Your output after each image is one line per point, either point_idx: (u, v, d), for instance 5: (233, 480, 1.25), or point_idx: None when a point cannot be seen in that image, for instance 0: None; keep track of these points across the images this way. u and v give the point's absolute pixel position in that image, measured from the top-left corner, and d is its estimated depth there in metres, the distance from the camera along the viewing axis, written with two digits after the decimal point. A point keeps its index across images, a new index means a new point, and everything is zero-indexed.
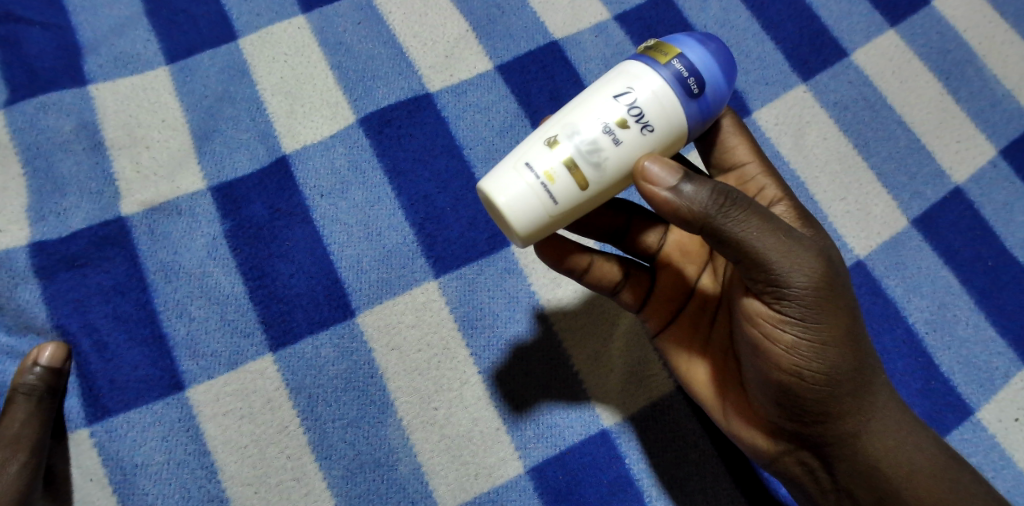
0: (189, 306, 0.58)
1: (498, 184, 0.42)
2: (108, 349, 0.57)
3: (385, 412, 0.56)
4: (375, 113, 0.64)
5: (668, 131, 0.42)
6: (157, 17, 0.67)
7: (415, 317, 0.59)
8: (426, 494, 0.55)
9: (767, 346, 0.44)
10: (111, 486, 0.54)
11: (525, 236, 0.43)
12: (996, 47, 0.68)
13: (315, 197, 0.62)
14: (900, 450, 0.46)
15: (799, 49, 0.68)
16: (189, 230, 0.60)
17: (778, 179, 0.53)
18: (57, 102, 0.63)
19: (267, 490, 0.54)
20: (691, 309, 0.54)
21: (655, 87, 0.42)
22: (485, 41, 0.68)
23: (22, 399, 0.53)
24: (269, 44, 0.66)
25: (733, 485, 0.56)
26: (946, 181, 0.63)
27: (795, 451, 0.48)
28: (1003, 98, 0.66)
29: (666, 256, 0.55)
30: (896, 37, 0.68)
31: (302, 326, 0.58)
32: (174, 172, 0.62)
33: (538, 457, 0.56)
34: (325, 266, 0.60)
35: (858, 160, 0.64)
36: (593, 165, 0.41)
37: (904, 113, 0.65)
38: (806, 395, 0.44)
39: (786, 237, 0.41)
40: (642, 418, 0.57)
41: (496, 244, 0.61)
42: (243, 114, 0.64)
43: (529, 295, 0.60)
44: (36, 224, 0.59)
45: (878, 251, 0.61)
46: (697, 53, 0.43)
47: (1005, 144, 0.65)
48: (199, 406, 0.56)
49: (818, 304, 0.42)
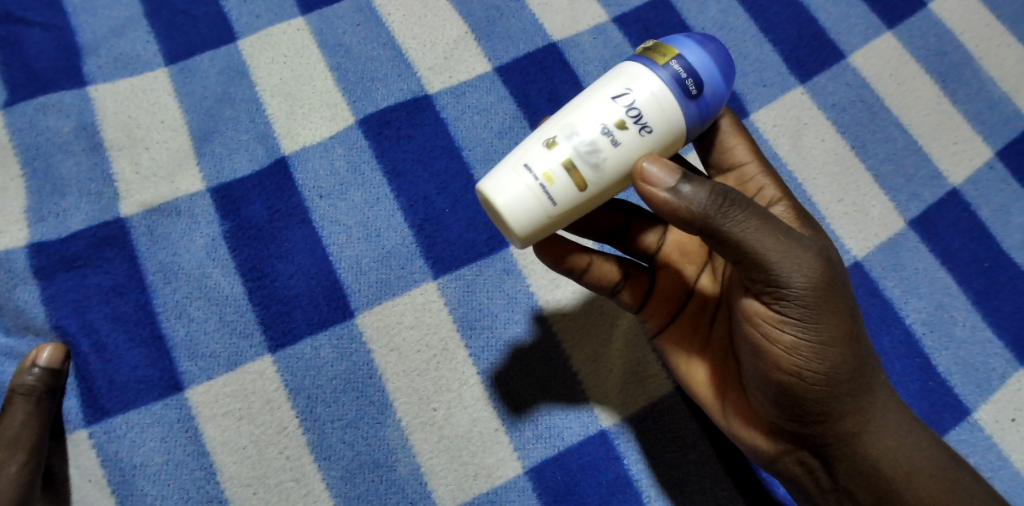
0: (189, 306, 0.58)
1: (497, 185, 0.42)
2: (107, 350, 0.57)
3: (385, 413, 0.56)
4: (375, 114, 0.65)
5: (667, 132, 0.42)
6: (157, 18, 0.67)
7: (414, 317, 0.59)
8: (425, 494, 0.55)
9: (767, 346, 0.44)
10: (110, 487, 0.54)
11: (524, 237, 0.43)
12: (994, 50, 0.68)
13: (315, 197, 0.62)
14: (901, 451, 0.46)
15: (797, 51, 0.68)
16: (189, 231, 0.60)
17: (777, 179, 0.53)
18: (56, 103, 0.63)
19: (267, 491, 0.54)
20: (691, 309, 0.54)
21: (654, 88, 0.42)
22: (485, 43, 0.68)
23: (21, 400, 0.53)
24: (269, 45, 0.66)
25: (732, 485, 0.56)
26: (943, 183, 0.63)
27: (795, 451, 0.48)
28: (1000, 100, 0.66)
29: (666, 256, 0.55)
30: (894, 39, 0.68)
31: (302, 327, 0.58)
32: (173, 173, 0.62)
33: (537, 457, 0.56)
34: (324, 267, 0.60)
35: (856, 162, 0.64)
36: (592, 166, 0.41)
37: (902, 115, 0.66)
38: (806, 395, 0.44)
39: (785, 237, 0.41)
40: (642, 418, 0.57)
41: (496, 245, 0.61)
42: (242, 115, 0.64)
43: (528, 296, 0.60)
44: (35, 225, 0.59)
45: (876, 252, 0.61)
46: (696, 54, 0.43)
47: (1003, 146, 0.65)
48: (199, 406, 0.56)
49: (817, 304, 0.42)
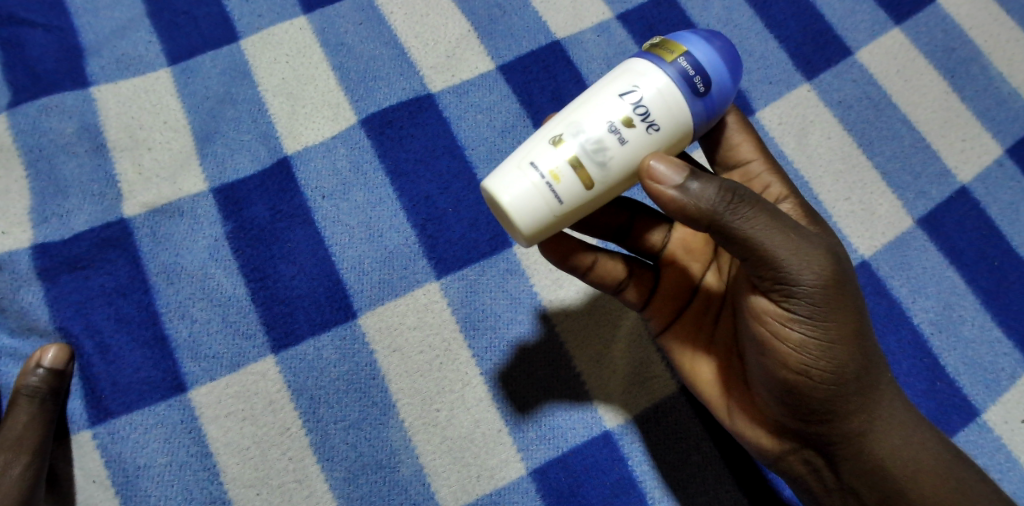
0: (190, 307, 0.58)
1: (501, 183, 0.42)
2: (110, 351, 0.57)
3: (387, 414, 0.56)
4: (377, 114, 0.64)
5: (673, 130, 0.42)
6: (158, 18, 0.67)
7: (416, 318, 0.58)
8: (427, 496, 0.55)
9: (774, 345, 0.43)
10: (113, 488, 0.54)
11: (529, 236, 0.42)
12: (1002, 45, 0.67)
13: (317, 197, 0.61)
14: (908, 451, 0.46)
15: (802, 48, 0.68)
16: (191, 232, 0.60)
17: (782, 176, 0.53)
18: (59, 105, 0.63)
19: (269, 492, 0.54)
20: (695, 307, 0.54)
21: (660, 85, 0.41)
22: (486, 41, 0.67)
23: (25, 401, 0.53)
24: (271, 45, 0.66)
25: (736, 487, 0.55)
26: (951, 180, 0.63)
27: (799, 450, 0.48)
28: (1009, 96, 0.65)
29: (671, 254, 0.55)
30: (900, 35, 0.68)
31: (304, 327, 0.58)
32: (175, 174, 0.62)
33: (540, 458, 0.56)
34: (325, 268, 0.60)
35: (862, 160, 0.63)
36: (598, 164, 0.41)
37: (909, 112, 0.65)
38: (813, 393, 0.44)
39: (795, 235, 0.40)
40: (644, 419, 0.57)
41: (499, 244, 0.61)
42: (244, 115, 0.64)
43: (531, 295, 0.60)
44: (39, 227, 0.59)
45: (882, 251, 0.60)
46: (702, 50, 0.42)
47: (1011, 143, 0.64)
48: (201, 408, 0.56)
49: (827, 302, 0.41)
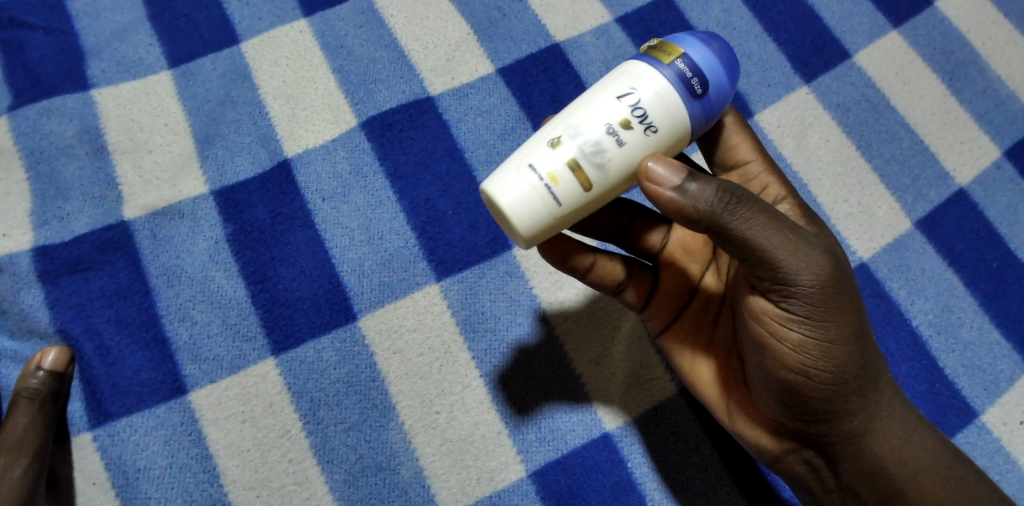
0: (191, 310, 0.58)
1: (500, 185, 0.42)
2: (111, 354, 0.57)
3: (387, 416, 0.56)
4: (377, 117, 0.64)
5: (671, 131, 0.42)
6: (159, 21, 0.67)
7: (416, 320, 0.59)
8: (427, 498, 0.55)
9: (773, 345, 0.43)
10: (113, 490, 0.54)
11: (528, 237, 0.42)
12: (1000, 48, 0.67)
13: (316, 200, 0.62)
14: (907, 450, 0.46)
15: (802, 51, 0.68)
16: (192, 234, 0.60)
17: (780, 177, 0.53)
18: (60, 107, 0.63)
19: (269, 494, 0.54)
20: (694, 308, 0.54)
21: (658, 87, 0.42)
22: (486, 44, 0.68)
23: (25, 403, 0.53)
24: (271, 47, 0.66)
25: (735, 488, 0.55)
26: (950, 183, 0.63)
27: (798, 450, 0.48)
28: (1007, 98, 0.66)
29: (669, 255, 0.55)
30: (898, 38, 0.68)
31: (304, 330, 0.58)
32: (176, 176, 0.62)
33: (539, 460, 0.56)
34: (325, 270, 0.60)
35: (860, 162, 0.64)
36: (597, 166, 0.41)
37: (907, 114, 0.65)
38: (812, 393, 0.44)
39: (793, 235, 0.41)
40: (644, 420, 0.57)
41: (498, 247, 0.61)
42: (245, 118, 0.64)
43: (531, 298, 0.60)
44: (39, 228, 0.59)
45: (881, 253, 0.61)
46: (699, 52, 0.43)
47: (1010, 145, 0.64)
48: (201, 410, 0.56)
49: (825, 302, 0.41)
